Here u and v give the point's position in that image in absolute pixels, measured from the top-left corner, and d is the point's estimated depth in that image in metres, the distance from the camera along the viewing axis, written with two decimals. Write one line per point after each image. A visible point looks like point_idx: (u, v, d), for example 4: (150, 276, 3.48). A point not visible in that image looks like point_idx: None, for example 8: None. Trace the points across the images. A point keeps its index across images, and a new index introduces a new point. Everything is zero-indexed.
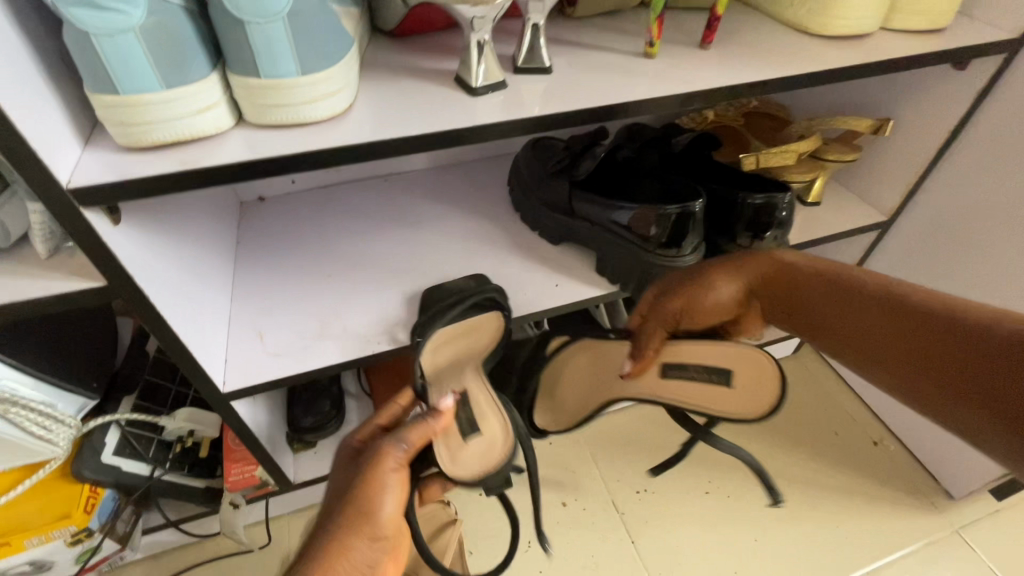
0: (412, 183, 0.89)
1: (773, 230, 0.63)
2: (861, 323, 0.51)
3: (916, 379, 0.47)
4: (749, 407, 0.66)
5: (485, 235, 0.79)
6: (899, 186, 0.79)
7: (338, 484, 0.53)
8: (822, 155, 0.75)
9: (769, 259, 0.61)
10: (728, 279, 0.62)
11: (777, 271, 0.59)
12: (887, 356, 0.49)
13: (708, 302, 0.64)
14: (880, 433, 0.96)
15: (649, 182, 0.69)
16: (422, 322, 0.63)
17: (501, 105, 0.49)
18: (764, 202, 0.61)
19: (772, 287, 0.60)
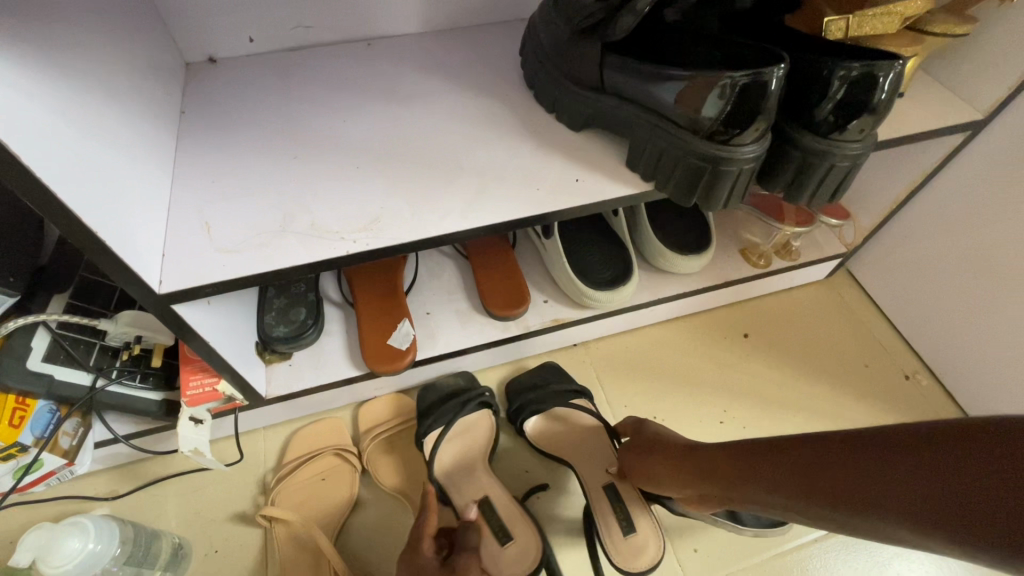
0: (399, 51, 0.72)
1: (865, 115, 0.49)
2: (784, 472, 0.48)
3: (861, 512, 0.41)
4: (635, 558, 0.65)
5: (491, 117, 0.63)
6: (1008, 74, 0.64)
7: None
8: (924, 27, 0.59)
9: (683, 455, 0.61)
10: (659, 457, 0.64)
11: (687, 463, 0.60)
12: (819, 492, 0.44)
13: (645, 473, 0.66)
14: (913, 366, 0.88)
15: (707, 48, 0.53)
16: (430, 413, 0.72)
17: None
18: (862, 74, 0.47)
19: (692, 461, 0.60)
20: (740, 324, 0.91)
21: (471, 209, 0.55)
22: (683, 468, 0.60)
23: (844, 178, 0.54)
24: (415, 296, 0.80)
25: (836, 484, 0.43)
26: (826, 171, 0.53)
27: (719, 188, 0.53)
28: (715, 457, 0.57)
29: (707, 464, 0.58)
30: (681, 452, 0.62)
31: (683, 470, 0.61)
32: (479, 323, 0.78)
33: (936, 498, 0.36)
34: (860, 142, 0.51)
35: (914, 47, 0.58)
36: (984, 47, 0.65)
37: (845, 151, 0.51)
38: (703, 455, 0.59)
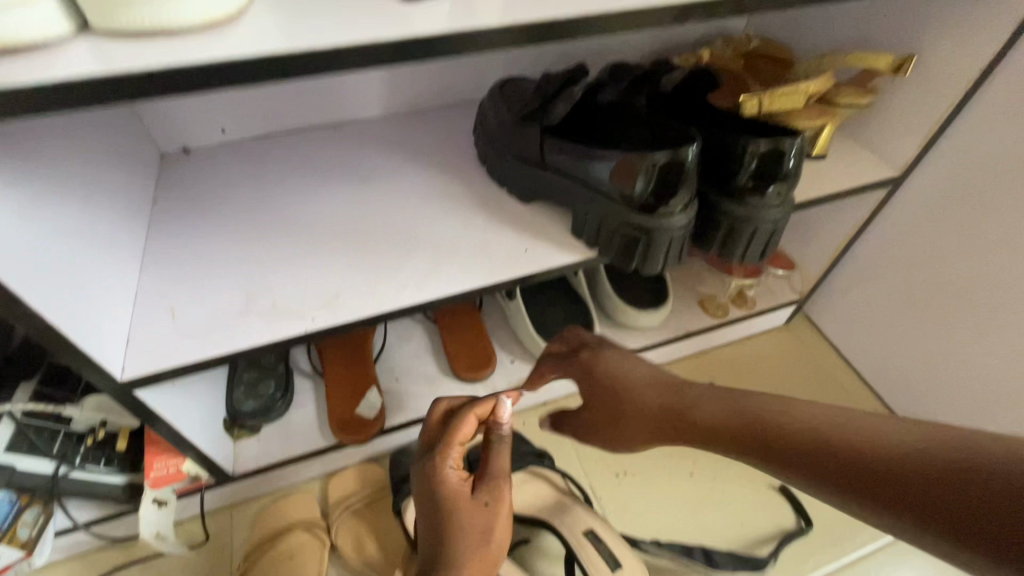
0: (363, 134, 0.77)
1: (778, 183, 0.54)
2: (757, 427, 0.46)
3: (854, 487, 0.38)
4: None
5: (447, 193, 0.68)
6: (915, 135, 0.70)
7: (425, 540, 0.44)
8: (831, 99, 0.66)
9: (624, 427, 0.56)
10: (606, 400, 0.58)
11: (630, 433, 0.55)
12: (797, 453, 0.42)
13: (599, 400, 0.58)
14: (875, 407, 0.91)
15: (635, 130, 0.59)
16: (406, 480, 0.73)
17: (446, 14, 0.38)
18: (769, 149, 0.53)
19: (631, 432, 0.55)
20: (706, 373, 0.93)
21: (428, 281, 0.58)
22: (629, 425, 0.55)
23: (770, 238, 0.59)
24: (385, 363, 0.82)
25: (821, 449, 0.41)
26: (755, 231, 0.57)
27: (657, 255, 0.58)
28: (651, 411, 0.54)
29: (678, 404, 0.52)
30: (622, 390, 0.56)
31: (650, 397, 0.54)
32: (448, 386, 0.80)
33: (954, 491, 0.33)
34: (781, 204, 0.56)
35: (821, 120, 0.64)
36: (891, 112, 0.72)
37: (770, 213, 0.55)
38: (643, 406, 0.54)
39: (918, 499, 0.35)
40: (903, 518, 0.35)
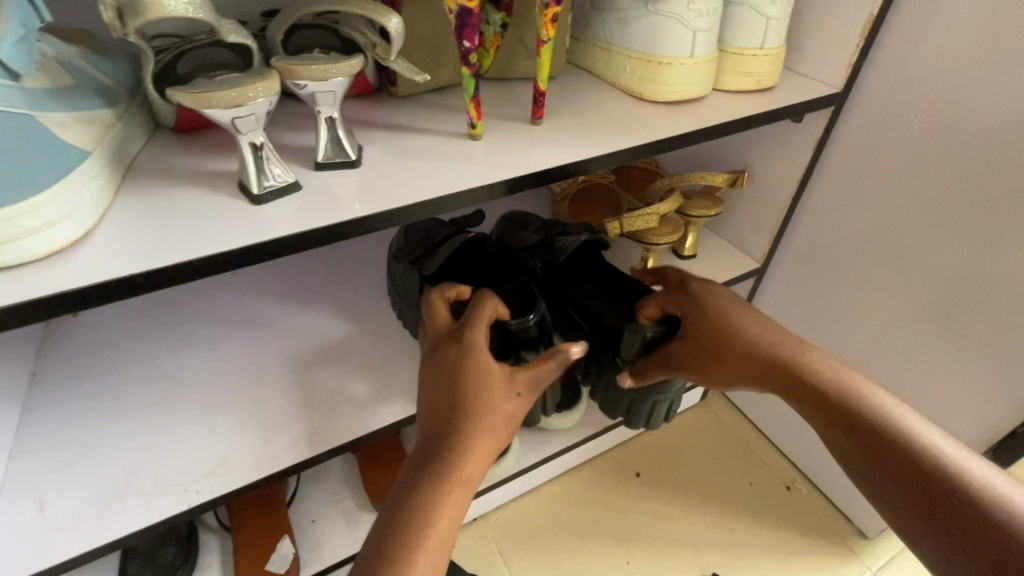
0: (263, 276, 0.79)
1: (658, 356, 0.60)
2: (814, 394, 0.50)
3: (875, 482, 0.46)
4: None
5: (346, 332, 0.70)
6: (764, 232, 0.80)
7: (436, 401, 0.46)
8: (686, 211, 0.75)
9: (739, 326, 0.54)
10: (698, 322, 0.55)
11: (733, 340, 0.54)
12: (859, 440, 0.47)
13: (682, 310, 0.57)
14: (792, 475, 0.95)
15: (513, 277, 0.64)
16: None
17: (295, 213, 0.42)
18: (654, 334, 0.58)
19: (731, 363, 0.54)
20: (631, 463, 0.95)
21: (323, 431, 0.59)
22: (709, 345, 0.54)
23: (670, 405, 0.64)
24: (299, 506, 0.78)
25: (877, 444, 0.46)
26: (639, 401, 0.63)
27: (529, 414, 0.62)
28: (765, 372, 0.52)
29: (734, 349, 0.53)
30: (723, 329, 0.54)
31: (707, 349, 0.54)
32: (366, 521, 0.77)
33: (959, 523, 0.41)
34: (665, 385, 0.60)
35: (676, 233, 0.72)
36: (742, 214, 0.82)
37: (655, 393, 0.61)
38: (749, 343, 0.53)
39: (944, 519, 0.42)
40: (932, 536, 0.42)
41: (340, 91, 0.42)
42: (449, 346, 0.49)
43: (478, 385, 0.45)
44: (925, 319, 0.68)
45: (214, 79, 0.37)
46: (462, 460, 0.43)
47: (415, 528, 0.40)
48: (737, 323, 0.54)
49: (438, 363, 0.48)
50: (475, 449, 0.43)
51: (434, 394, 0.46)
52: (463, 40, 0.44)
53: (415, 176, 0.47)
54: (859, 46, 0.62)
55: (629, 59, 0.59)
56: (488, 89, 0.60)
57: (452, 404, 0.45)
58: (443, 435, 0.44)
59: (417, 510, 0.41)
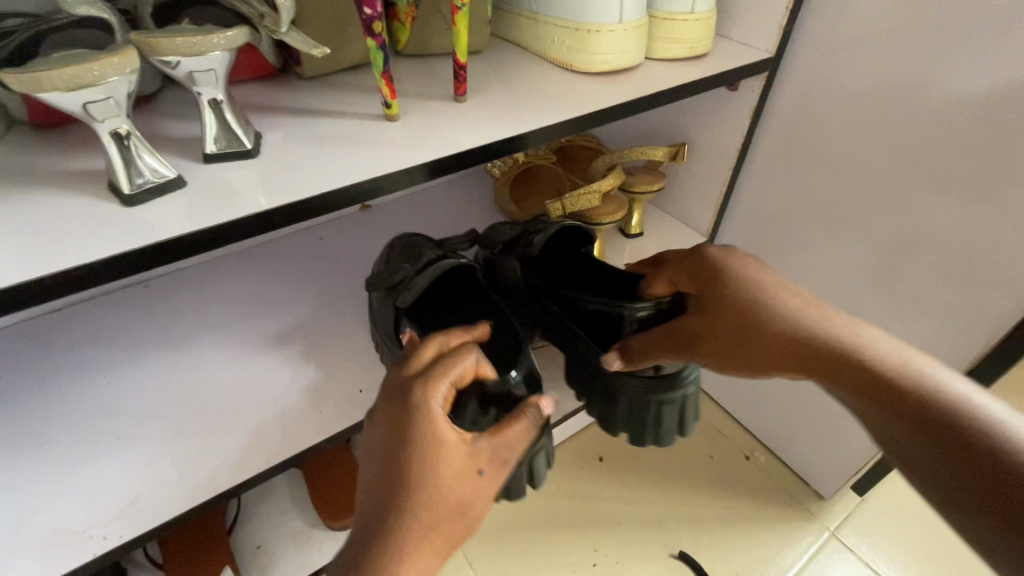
0: (179, 287, 0.72)
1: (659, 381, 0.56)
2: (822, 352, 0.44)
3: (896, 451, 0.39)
4: None
5: (277, 342, 0.64)
6: (707, 205, 0.79)
7: (380, 476, 0.39)
8: (629, 188, 0.73)
9: (762, 296, 0.48)
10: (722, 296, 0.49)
11: (756, 309, 0.47)
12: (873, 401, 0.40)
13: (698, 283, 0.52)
14: (750, 445, 0.96)
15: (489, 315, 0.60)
16: None
17: (178, 214, 0.36)
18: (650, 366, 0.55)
19: (744, 338, 0.48)
20: (593, 448, 0.93)
21: (251, 454, 0.53)
22: (727, 317, 0.48)
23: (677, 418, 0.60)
24: (241, 533, 0.72)
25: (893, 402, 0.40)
26: (631, 408, 0.60)
27: (518, 485, 0.55)
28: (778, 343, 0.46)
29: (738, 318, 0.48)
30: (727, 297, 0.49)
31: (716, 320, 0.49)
32: (317, 541, 0.72)
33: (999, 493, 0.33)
34: (657, 386, 0.56)
35: (620, 211, 0.69)
36: (686, 188, 0.80)
37: (656, 394, 0.57)
38: (768, 311, 0.47)
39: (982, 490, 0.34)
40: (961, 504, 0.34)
41: (221, 68, 0.37)
42: (397, 402, 0.41)
43: (424, 462, 0.38)
44: (867, 281, 0.69)
45: (50, 57, 0.31)
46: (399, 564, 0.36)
47: None
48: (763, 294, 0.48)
49: (384, 420, 0.41)
50: (413, 551, 0.37)
51: (378, 456, 0.40)
52: (364, 7, 0.39)
53: (324, 165, 0.42)
54: (789, 9, 0.61)
55: (556, 28, 0.55)
56: (406, 67, 0.55)
57: (397, 481, 0.38)
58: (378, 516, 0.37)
59: None
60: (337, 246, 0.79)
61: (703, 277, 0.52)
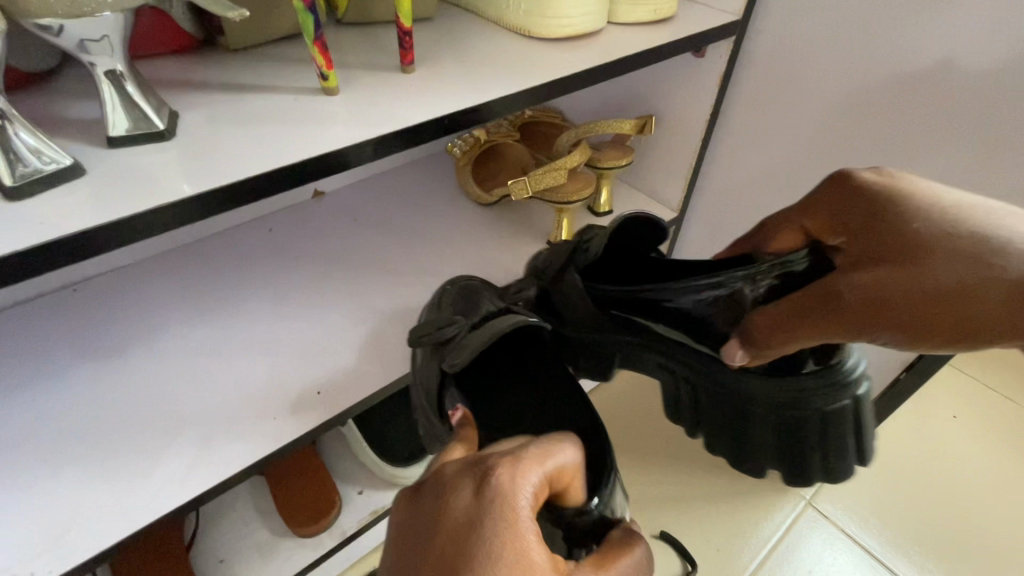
0: (112, 290, 0.66)
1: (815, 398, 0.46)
2: (926, 260, 0.39)
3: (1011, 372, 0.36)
4: None
5: (223, 344, 0.59)
6: (676, 179, 0.77)
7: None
8: (595, 163, 0.70)
9: (987, 233, 0.38)
10: (892, 238, 0.41)
11: (1004, 246, 0.37)
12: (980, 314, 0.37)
13: (875, 229, 0.42)
14: None
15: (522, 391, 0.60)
16: None
17: (83, 207, 0.31)
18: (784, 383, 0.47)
19: (868, 263, 0.41)
20: None
21: (202, 467, 0.49)
22: (933, 264, 0.39)
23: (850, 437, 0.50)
24: (202, 548, 0.68)
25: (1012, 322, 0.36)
26: (793, 425, 0.49)
27: None
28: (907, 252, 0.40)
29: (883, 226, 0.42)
30: (877, 221, 0.43)
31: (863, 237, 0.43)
32: (285, 551, 0.68)
33: None
34: (830, 386, 0.46)
35: (586, 189, 0.65)
36: (653, 162, 0.78)
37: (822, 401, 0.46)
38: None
39: None
40: None
41: (116, 34, 0.32)
42: (464, 486, 0.31)
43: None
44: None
45: None
46: None
47: None
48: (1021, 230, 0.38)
49: (437, 499, 0.31)
50: None
51: (422, 546, 0.30)
52: None
53: (256, 144, 0.37)
54: None
55: None
56: (347, 37, 0.50)
57: None
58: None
59: None
60: (288, 237, 0.74)
61: (881, 222, 0.42)
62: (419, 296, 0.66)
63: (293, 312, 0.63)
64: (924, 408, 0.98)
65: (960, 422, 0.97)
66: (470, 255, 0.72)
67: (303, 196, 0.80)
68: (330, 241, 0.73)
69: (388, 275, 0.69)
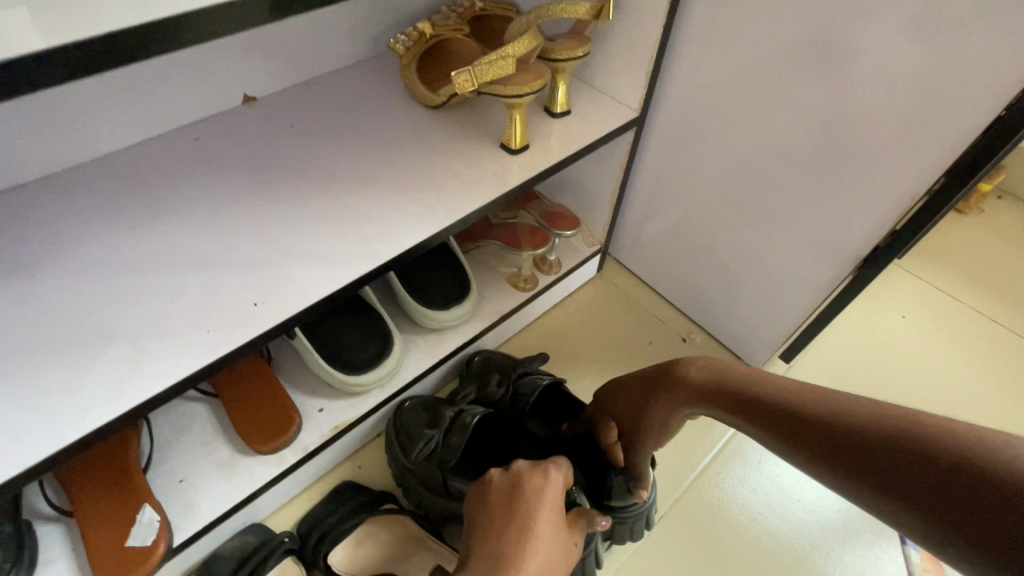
0: (17, 204, 0.59)
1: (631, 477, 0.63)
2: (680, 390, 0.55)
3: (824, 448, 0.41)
4: None
5: (147, 259, 0.54)
6: (636, 75, 0.72)
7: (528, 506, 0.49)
8: (549, 55, 0.64)
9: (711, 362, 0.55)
10: (652, 393, 0.58)
11: (721, 378, 0.52)
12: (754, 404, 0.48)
13: (636, 383, 0.61)
14: (688, 328, 0.98)
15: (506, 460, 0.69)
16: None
17: None
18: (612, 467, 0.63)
19: (641, 401, 0.60)
20: (535, 346, 0.92)
21: (134, 382, 0.47)
22: (670, 399, 0.56)
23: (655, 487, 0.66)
24: (161, 469, 0.67)
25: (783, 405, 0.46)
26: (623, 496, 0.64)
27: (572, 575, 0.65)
28: (659, 388, 0.57)
29: (639, 389, 0.60)
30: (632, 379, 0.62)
31: (633, 396, 0.61)
32: (246, 468, 0.68)
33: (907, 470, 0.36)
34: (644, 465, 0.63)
35: (537, 81, 0.60)
36: (612, 56, 0.72)
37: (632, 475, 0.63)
38: (726, 383, 0.52)
39: (893, 472, 0.36)
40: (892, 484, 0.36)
41: None
42: (535, 477, 0.52)
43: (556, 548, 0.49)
44: (810, 139, 0.66)
45: None
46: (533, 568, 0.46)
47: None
48: (680, 371, 0.55)
49: (510, 484, 0.52)
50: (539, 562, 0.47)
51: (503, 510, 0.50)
52: None
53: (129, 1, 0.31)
54: None
55: None
56: None
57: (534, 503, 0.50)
58: (497, 537, 0.47)
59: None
60: (217, 144, 0.67)
61: (648, 378, 0.60)
62: (364, 204, 0.62)
63: (225, 223, 0.58)
64: (876, 310, 1.01)
65: (908, 321, 1.01)
66: (418, 161, 0.67)
67: (232, 100, 0.72)
68: (263, 149, 0.67)
69: (329, 183, 0.64)
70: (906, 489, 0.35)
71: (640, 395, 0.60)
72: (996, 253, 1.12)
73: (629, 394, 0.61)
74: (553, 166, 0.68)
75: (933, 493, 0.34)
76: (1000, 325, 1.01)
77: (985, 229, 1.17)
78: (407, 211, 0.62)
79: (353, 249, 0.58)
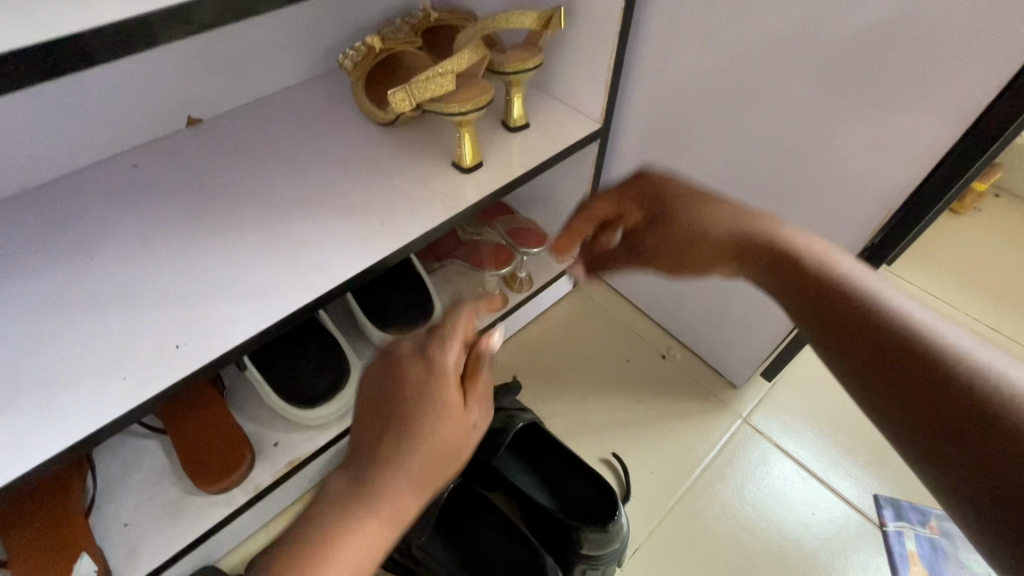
0: None
1: (610, 541, 0.61)
2: (734, 242, 0.47)
3: (857, 363, 0.37)
4: None
5: (66, 299, 0.51)
6: (597, 85, 0.68)
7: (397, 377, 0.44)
8: (498, 68, 0.60)
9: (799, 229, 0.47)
10: (691, 203, 0.50)
11: (806, 258, 0.43)
12: (817, 295, 0.41)
13: (685, 220, 0.49)
14: (666, 343, 0.93)
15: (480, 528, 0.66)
16: None
17: None
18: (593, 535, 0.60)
19: (666, 226, 0.50)
20: (507, 367, 0.88)
21: (42, 433, 0.44)
22: (705, 251, 0.49)
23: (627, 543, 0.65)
24: (104, 512, 0.64)
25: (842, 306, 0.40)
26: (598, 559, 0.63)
27: None
28: (713, 238, 0.48)
29: (675, 201, 0.50)
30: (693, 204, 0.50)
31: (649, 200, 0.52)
32: (192, 509, 0.65)
33: (930, 398, 0.34)
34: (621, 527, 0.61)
35: (481, 97, 0.56)
36: (572, 65, 0.68)
37: (608, 542, 0.61)
38: (804, 257, 0.43)
39: (920, 404, 0.34)
40: (912, 409, 0.34)
41: None
42: (476, 403, 0.45)
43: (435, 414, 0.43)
44: (780, 150, 0.62)
45: None
46: (399, 472, 0.41)
47: (376, 477, 0.40)
48: (766, 234, 0.46)
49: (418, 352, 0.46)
50: (414, 445, 0.41)
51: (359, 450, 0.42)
52: None
53: None
54: None
55: None
56: None
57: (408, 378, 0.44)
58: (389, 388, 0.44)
59: (372, 483, 0.40)
60: (154, 172, 0.64)
61: (679, 208, 0.50)
62: (303, 232, 0.58)
63: (154, 257, 0.55)
64: None
65: None
66: (365, 182, 0.63)
67: (175, 125, 0.69)
68: (204, 173, 0.64)
69: (270, 209, 0.60)
70: (926, 420, 0.34)
71: (657, 201, 0.51)
72: (993, 255, 1.07)
73: (654, 199, 0.52)
74: (508, 184, 0.64)
75: (950, 432, 0.32)
76: (998, 332, 0.97)
77: (983, 229, 1.12)
78: (349, 238, 0.58)
79: (290, 282, 0.55)
